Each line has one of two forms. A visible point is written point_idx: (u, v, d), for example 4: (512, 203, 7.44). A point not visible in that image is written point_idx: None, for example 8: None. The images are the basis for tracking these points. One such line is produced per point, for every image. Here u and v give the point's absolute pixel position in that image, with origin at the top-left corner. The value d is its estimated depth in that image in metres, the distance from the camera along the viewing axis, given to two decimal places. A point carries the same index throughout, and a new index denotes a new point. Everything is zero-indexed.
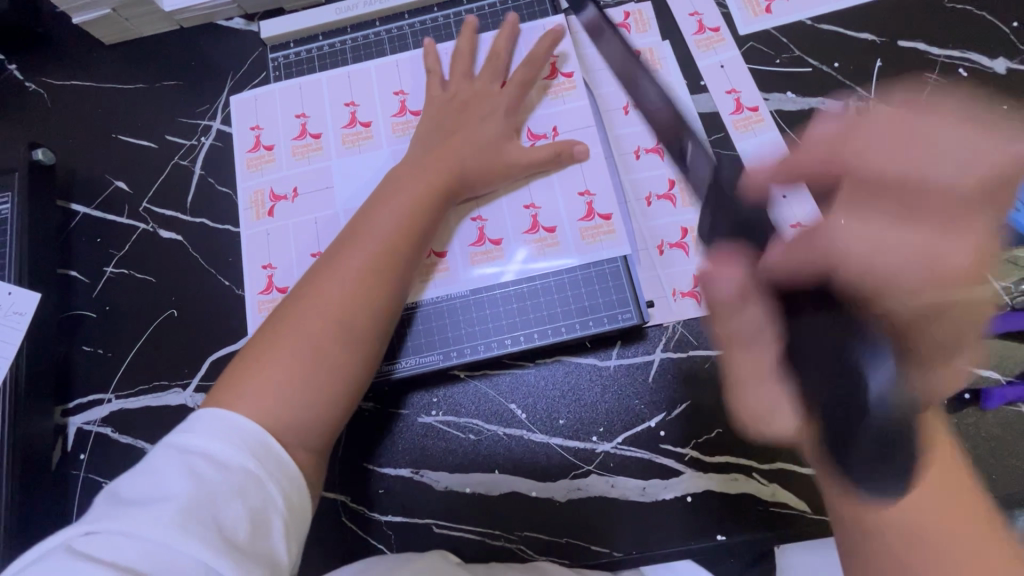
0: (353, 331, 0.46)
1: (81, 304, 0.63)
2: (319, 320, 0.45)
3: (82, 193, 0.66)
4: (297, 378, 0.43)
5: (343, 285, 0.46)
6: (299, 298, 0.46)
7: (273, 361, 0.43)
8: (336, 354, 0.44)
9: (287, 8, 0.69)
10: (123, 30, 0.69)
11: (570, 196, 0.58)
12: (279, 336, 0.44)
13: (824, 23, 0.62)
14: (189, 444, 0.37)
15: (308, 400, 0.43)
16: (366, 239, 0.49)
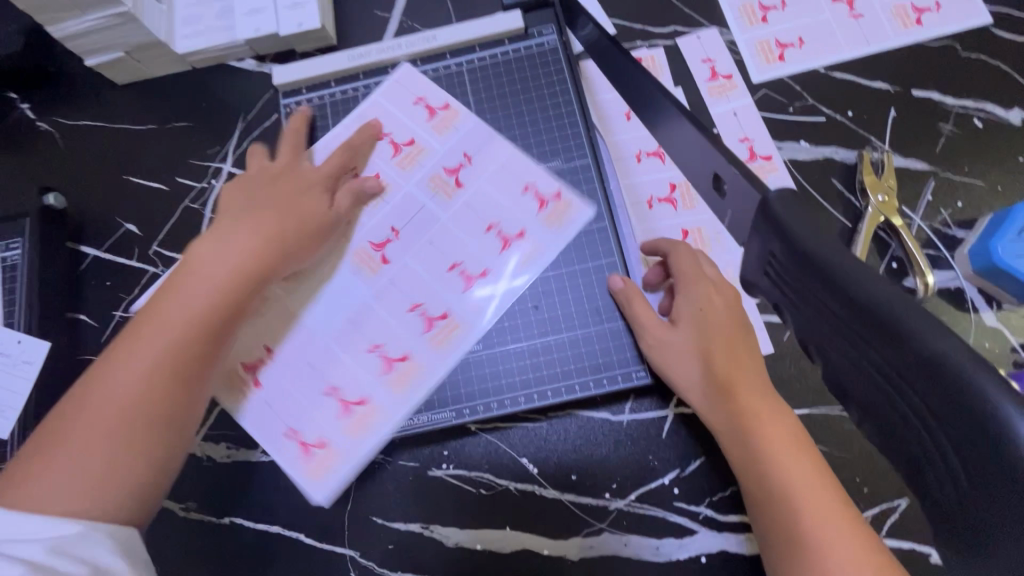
0: (172, 372, 0.42)
1: (88, 349, 0.63)
2: (149, 374, 0.41)
3: (91, 235, 0.66)
4: (124, 440, 0.39)
5: (171, 337, 0.43)
6: (125, 337, 0.43)
7: (93, 420, 0.39)
8: (162, 402, 0.41)
9: (299, 50, 0.69)
10: (134, 72, 0.69)
11: (515, 197, 0.59)
12: (103, 387, 0.41)
13: (837, 71, 0.62)
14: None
15: (125, 473, 0.39)
16: (179, 297, 0.45)
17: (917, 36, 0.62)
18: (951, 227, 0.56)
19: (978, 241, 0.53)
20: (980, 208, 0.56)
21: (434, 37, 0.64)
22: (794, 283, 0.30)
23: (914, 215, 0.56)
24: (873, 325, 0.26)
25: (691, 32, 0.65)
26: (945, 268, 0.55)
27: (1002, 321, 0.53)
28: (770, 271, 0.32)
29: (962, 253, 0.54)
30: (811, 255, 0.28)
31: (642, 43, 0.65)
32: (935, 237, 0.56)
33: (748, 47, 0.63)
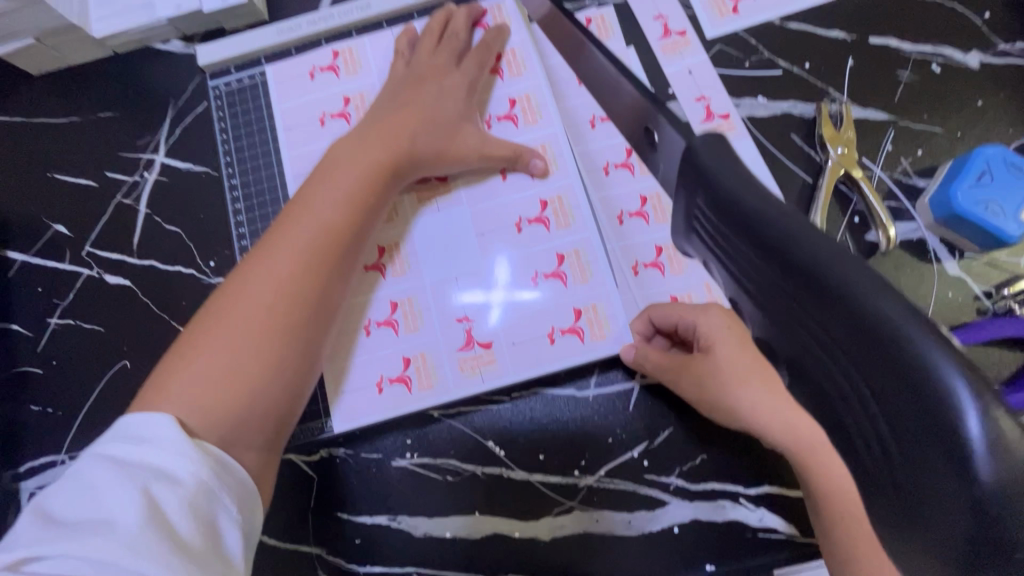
0: (293, 311, 0.44)
1: (25, 360, 0.59)
2: (261, 301, 0.43)
3: (19, 239, 0.62)
4: (236, 376, 0.41)
5: (290, 265, 0.45)
6: (233, 283, 0.44)
7: (217, 345, 0.41)
8: (282, 341, 0.43)
9: (229, 28, 0.65)
10: (51, 59, 0.64)
11: (538, 125, 0.57)
12: (216, 327, 0.42)
13: (793, 22, 0.59)
14: (134, 457, 0.36)
15: (260, 392, 0.42)
16: (305, 222, 0.47)
17: None
18: (911, 176, 0.55)
19: (938, 190, 0.52)
20: (940, 156, 0.55)
21: (368, 6, 0.60)
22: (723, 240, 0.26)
23: (874, 166, 0.55)
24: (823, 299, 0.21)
25: None
26: (907, 220, 0.54)
27: (964, 269, 0.53)
28: (696, 228, 0.28)
29: (923, 203, 0.53)
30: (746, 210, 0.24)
31: (590, 2, 0.62)
32: (896, 188, 0.55)
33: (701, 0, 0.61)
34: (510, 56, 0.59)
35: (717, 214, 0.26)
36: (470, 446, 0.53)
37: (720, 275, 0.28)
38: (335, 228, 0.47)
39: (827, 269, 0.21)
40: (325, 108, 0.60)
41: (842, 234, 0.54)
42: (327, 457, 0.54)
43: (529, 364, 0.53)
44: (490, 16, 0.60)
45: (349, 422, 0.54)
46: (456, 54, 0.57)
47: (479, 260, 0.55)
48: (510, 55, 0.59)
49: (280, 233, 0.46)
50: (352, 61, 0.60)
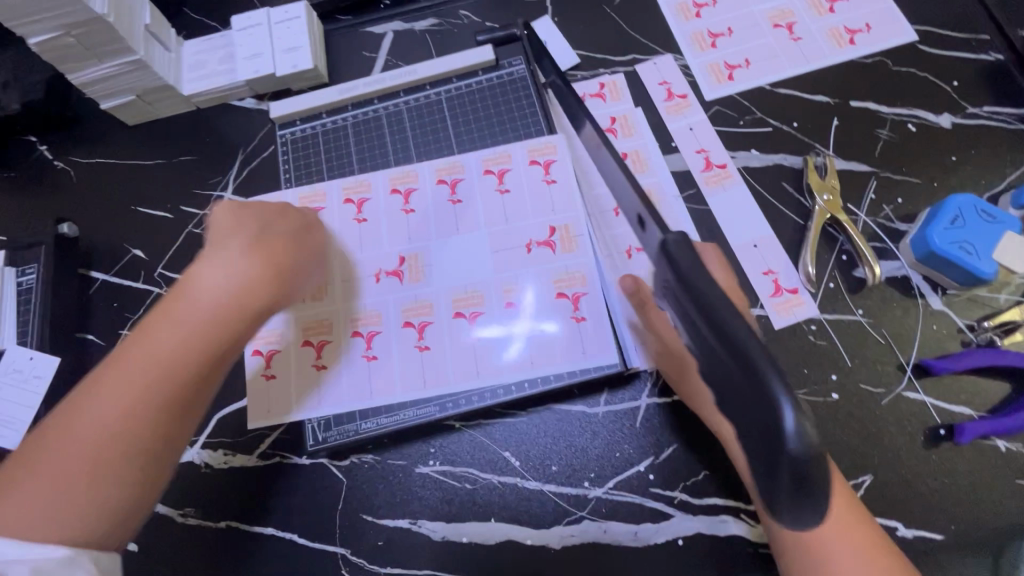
0: (141, 415, 0.41)
1: (95, 366, 0.66)
2: (90, 433, 0.39)
3: (101, 261, 0.71)
4: (76, 486, 0.38)
5: (143, 366, 0.42)
6: (104, 377, 0.42)
7: (66, 457, 0.39)
8: (133, 456, 0.40)
9: (295, 88, 0.76)
10: (145, 113, 0.76)
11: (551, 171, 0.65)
12: (68, 429, 0.40)
13: (782, 88, 0.68)
14: (10, 556, 0.35)
15: (87, 524, 0.38)
16: (133, 352, 0.42)
17: (852, 53, 0.68)
18: (894, 220, 0.61)
19: (917, 231, 0.57)
20: (919, 203, 0.61)
21: (415, 71, 0.71)
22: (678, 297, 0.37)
23: (859, 211, 0.61)
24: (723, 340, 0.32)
25: (648, 59, 0.71)
26: (891, 259, 0.59)
27: (947, 304, 0.57)
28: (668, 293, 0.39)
29: (905, 243, 0.59)
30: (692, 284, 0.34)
31: (604, 71, 0.71)
32: (880, 231, 0.60)
33: (700, 70, 0.70)
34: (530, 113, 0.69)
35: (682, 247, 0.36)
36: (489, 458, 0.58)
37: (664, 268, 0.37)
38: (176, 355, 0.43)
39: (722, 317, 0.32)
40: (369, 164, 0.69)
41: (832, 270, 0.59)
42: (356, 462, 0.59)
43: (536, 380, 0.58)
44: (517, 80, 0.70)
45: (378, 425, 0.59)
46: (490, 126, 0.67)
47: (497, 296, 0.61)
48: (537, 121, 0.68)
49: (125, 354, 0.42)
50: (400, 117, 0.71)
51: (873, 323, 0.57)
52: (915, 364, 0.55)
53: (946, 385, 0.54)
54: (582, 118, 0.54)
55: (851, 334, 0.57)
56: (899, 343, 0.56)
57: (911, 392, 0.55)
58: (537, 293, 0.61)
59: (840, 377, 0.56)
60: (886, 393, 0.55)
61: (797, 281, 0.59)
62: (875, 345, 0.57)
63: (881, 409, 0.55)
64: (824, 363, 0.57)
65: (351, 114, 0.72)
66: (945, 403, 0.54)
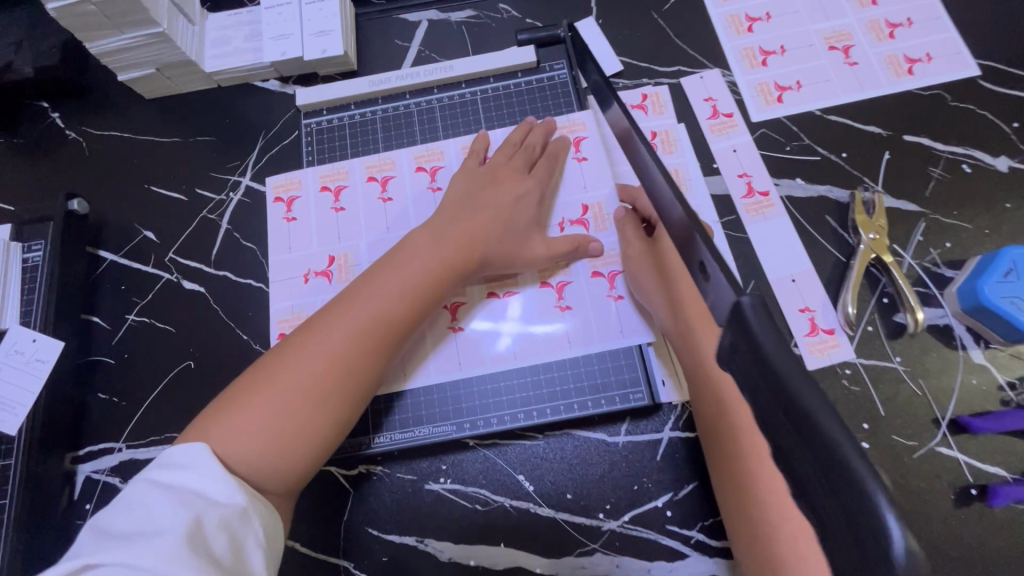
0: (347, 371, 0.49)
1: (99, 350, 0.64)
2: (306, 370, 0.48)
3: (110, 240, 0.68)
4: (275, 433, 0.46)
5: (352, 332, 0.50)
6: (291, 346, 0.49)
7: (256, 408, 0.46)
8: (319, 408, 0.48)
9: (322, 74, 0.73)
10: (164, 87, 0.72)
11: (591, 182, 0.63)
12: (263, 384, 0.47)
13: (833, 114, 0.65)
14: (178, 482, 0.42)
15: (296, 448, 0.47)
16: (361, 307, 0.51)
17: (909, 84, 0.65)
18: (940, 266, 0.58)
19: (966, 280, 0.55)
20: (968, 249, 0.59)
21: (451, 67, 0.68)
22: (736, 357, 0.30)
23: (904, 253, 0.59)
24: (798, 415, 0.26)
25: (694, 72, 0.68)
26: (934, 306, 0.57)
27: (989, 359, 0.55)
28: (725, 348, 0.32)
29: (951, 291, 0.56)
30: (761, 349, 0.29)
31: (647, 81, 0.68)
32: (925, 275, 0.58)
33: (749, 88, 0.67)
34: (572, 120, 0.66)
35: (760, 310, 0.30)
36: (501, 481, 0.56)
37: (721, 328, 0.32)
38: (400, 306, 0.52)
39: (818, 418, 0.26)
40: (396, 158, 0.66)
41: (871, 313, 0.57)
42: (365, 473, 0.57)
43: (553, 396, 0.57)
44: (557, 86, 0.67)
45: (392, 440, 0.57)
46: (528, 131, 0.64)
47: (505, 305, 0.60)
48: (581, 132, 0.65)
49: (335, 312, 0.51)
50: (433, 116, 0.67)
51: (911, 372, 0.55)
52: (951, 419, 0.53)
53: (981, 444, 0.53)
54: (616, 105, 0.52)
55: (888, 382, 0.55)
56: (936, 395, 0.54)
57: (945, 448, 0.53)
58: (544, 298, 0.60)
59: (872, 427, 0.54)
60: (919, 447, 0.53)
61: (835, 322, 0.57)
62: (911, 395, 0.54)
63: (912, 463, 0.53)
64: (856, 410, 0.55)
65: (381, 108, 0.68)
66: (978, 462, 0.52)
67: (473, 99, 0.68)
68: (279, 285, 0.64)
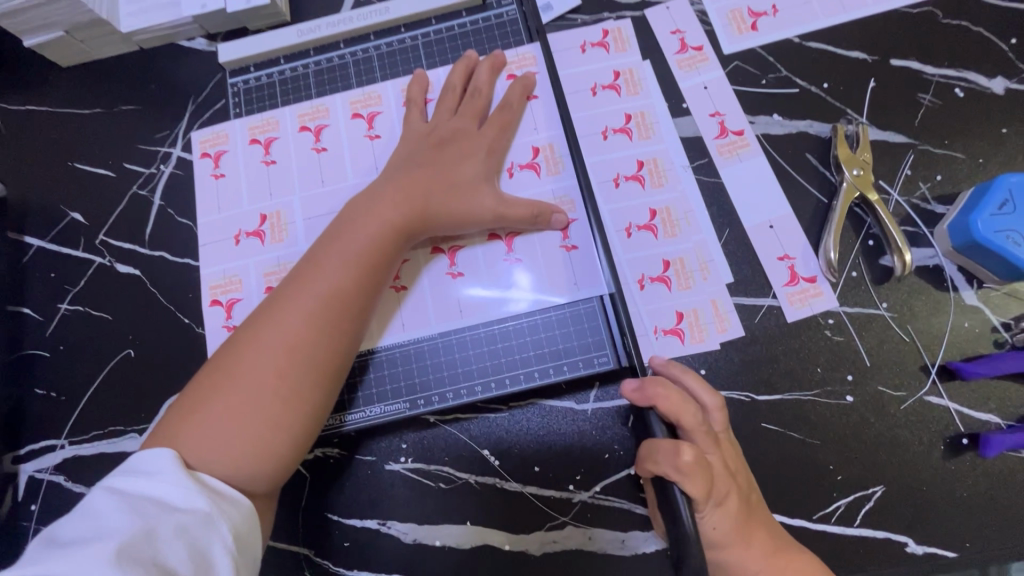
0: (311, 359, 0.45)
1: (33, 344, 0.60)
2: (266, 364, 0.43)
3: (35, 225, 0.63)
4: (245, 438, 0.42)
5: (307, 315, 0.45)
6: (243, 342, 0.45)
7: (218, 414, 0.42)
8: (292, 402, 0.43)
9: (251, 28, 0.66)
10: (79, 52, 0.66)
11: (543, 121, 0.58)
12: (219, 387, 0.43)
13: (812, 41, 0.59)
14: (137, 488, 0.37)
15: (269, 440, 0.43)
16: (314, 283, 0.47)
17: (897, 3, 0.59)
18: (930, 202, 0.53)
19: (957, 216, 0.51)
20: (960, 182, 0.54)
21: (388, 10, 0.61)
22: None
23: (892, 190, 0.54)
24: None
25: (660, 2, 0.61)
26: (924, 246, 0.52)
27: (982, 300, 0.51)
28: None
29: (941, 229, 0.52)
30: None
31: (609, 15, 0.62)
32: (914, 213, 0.53)
33: (720, 17, 0.60)
34: (521, 58, 0.59)
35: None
36: (466, 457, 0.52)
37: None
38: (357, 278, 0.48)
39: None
40: (329, 106, 0.60)
41: (855, 259, 0.53)
42: (321, 457, 0.54)
43: (511, 357, 0.53)
44: (502, 25, 0.61)
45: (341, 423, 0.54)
46: (470, 69, 0.58)
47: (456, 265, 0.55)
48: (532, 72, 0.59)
49: (286, 293, 0.47)
50: (368, 65, 0.61)
51: (898, 319, 0.51)
52: (941, 366, 0.50)
53: (973, 391, 0.49)
54: None
55: (874, 330, 0.51)
56: (925, 341, 0.50)
57: (934, 397, 0.49)
58: (498, 252, 0.55)
59: (857, 378, 0.50)
60: (907, 397, 0.49)
61: (816, 269, 0.53)
62: (898, 344, 0.51)
63: (900, 414, 0.49)
64: (840, 362, 0.51)
65: (313, 60, 0.62)
66: (970, 410, 0.49)
67: (414, 45, 0.61)
68: (209, 249, 0.59)
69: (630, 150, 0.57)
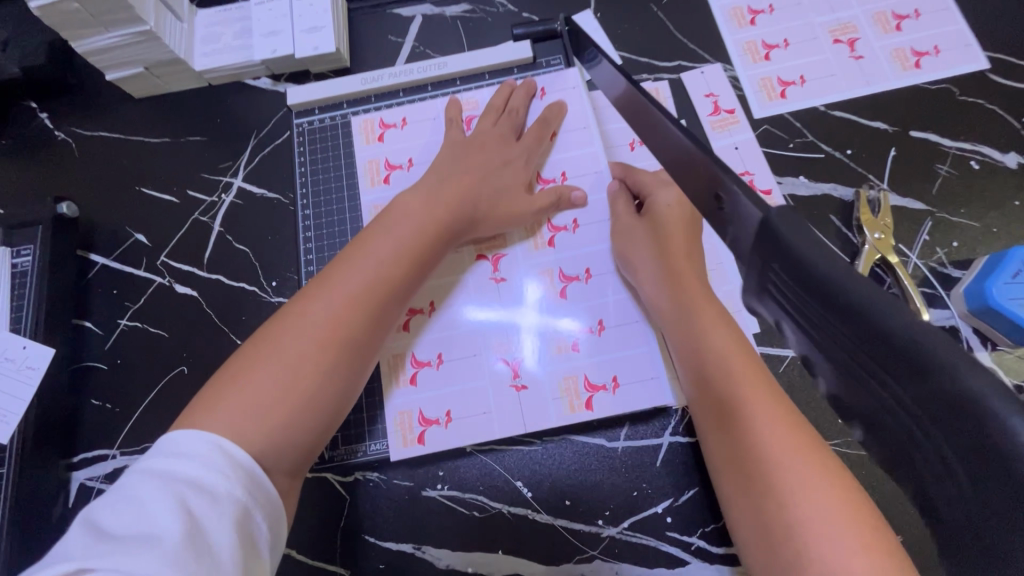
0: (351, 337, 0.48)
1: (91, 356, 0.63)
2: (311, 335, 0.47)
3: (102, 243, 0.67)
4: (278, 402, 0.45)
5: (347, 292, 0.49)
6: (290, 311, 0.48)
7: (264, 376, 0.45)
8: (324, 374, 0.47)
9: (314, 71, 0.71)
10: (154, 86, 0.71)
11: (584, 179, 0.63)
12: (269, 350, 0.46)
13: (837, 110, 0.63)
14: (175, 472, 0.39)
15: (305, 410, 0.46)
16: (361, 262, 0.51)
17: (916, 78, 0.63)
18: (947, 266, 0.57)
19: (972, 281, 0.54)
20: (975, 249, 0.57)
21: (445, 65, 0.68)
22: (807, 312, 0.25)
23: (910, 253, 0.57)
24: (861, 327, 0.22)
25: (695, 67, 0.66)
26: (941, 307, 0.56)
27: (996, 361, 0.54)
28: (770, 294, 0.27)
29: (957, 292, 0.55)
30: (825, 281, 0.23)
31: (647, 76, 0.67)
32: (931, 276, 0.57)
33: (751, 83, 0.65)
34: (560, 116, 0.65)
35: (802, 290, 0.24)
36: (570, 390, 0.57)
37: (793, 334, 0.26)
38: (403, 268, 0.52)
39: (964, 382, 0.19)
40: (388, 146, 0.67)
41: None
42: (361, 480, 0.56)
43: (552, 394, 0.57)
44: (547, 84, 0.67)
45: (380, 449, 0.57)
46: (516, 120, 0.64)
47: (582, 272, 0.61)
48: (568, 118, 0.65)
49: (337, 267, 0.51)
50: (420, 110, 0.68)
51: None
52: None
53: None
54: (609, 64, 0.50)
55: None
56: None
57: None
58: (541, 286, 0.60)
59: None
60: None
61: None
62: None
63: None
64: None
65: (375, 106, 0.68)
66: None
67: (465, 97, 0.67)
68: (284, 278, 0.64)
69: None
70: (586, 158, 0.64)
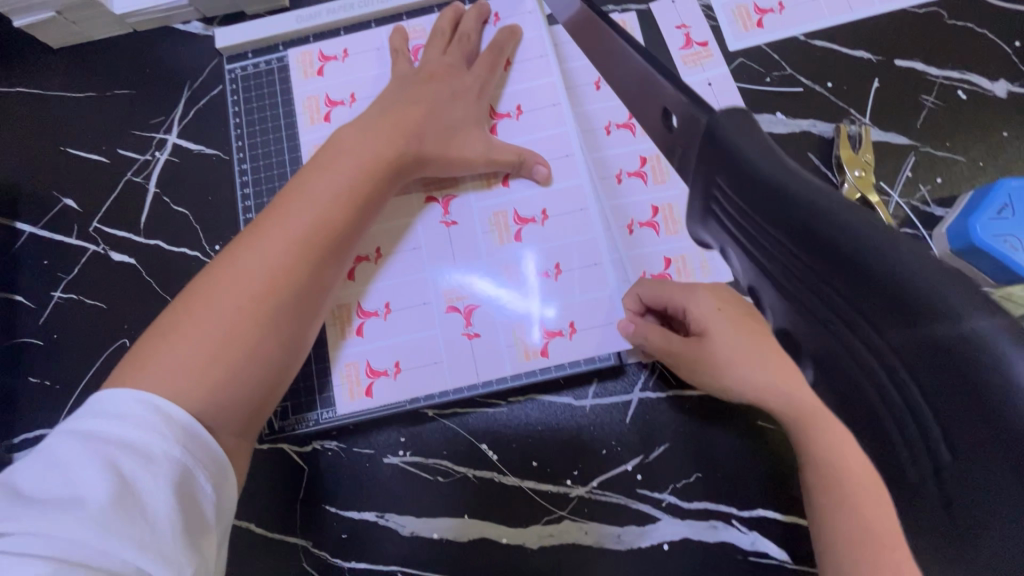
0: (293, 288, 0.44)
1: (26, 332, 0.59)
2: (247, 287, 0.42)
3: (28, 210, 0.62)
4: (211, 361, 0.40)
5: (287, 242, 0.44)
6: (223, 263, 0.44)
7: (193, 333, 0.40)
8: (263, 330, 0.43)
9: (249, 12, 0.64)
10: (72, 34, 0.64)
11: (544, 117, 0.59)
12: (201, 307, 0.41)
13: (818, 39, 0.58)
14: (108, 432, 0.35)
15: (245, 369, 0.42)
16: (300, 208, 0.46)
17: (902, 2, 0.58)
18: (930, 204, 0.54)
19: (956, 219, 0.51)
20: (959, 185, 0.54)
21: None
22: (755, 227, 0.24)
23: (892, 192, 0.54)
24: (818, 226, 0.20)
25: None
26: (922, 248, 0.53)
27: None
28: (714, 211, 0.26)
29: (939, 232, 0.52)
30: (784, 190, 0.22)
31: (613, 7, 0.61)
32: (913, 215, 0.54)
33: (725, 13, 0.60)
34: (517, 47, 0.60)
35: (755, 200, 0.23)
36: (525, 338, 0.54)
37: (738, 258, 0.26)
38: (345, 211, 0.47)
39: (918, 287, 0.18)
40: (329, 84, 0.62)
41: None
42: (318, 450, 0.54)
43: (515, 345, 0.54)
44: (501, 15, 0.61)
45: (337, 416, 0.54)
46: (468, 55, 0.59)
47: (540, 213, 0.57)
48: (524, 48, 0.60)
49: (275, 212, 0.46)
50: (361, 47, 0.62)
51: None
52: None
53: None
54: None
55: None
56: None
57: None
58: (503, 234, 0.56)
59: None
60: None
61: None
62: None
63: None
64: None
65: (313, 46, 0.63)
66: None
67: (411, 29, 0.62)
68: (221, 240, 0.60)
69: (631, 139, 0.58)
70: (543, 89, 0.59)
